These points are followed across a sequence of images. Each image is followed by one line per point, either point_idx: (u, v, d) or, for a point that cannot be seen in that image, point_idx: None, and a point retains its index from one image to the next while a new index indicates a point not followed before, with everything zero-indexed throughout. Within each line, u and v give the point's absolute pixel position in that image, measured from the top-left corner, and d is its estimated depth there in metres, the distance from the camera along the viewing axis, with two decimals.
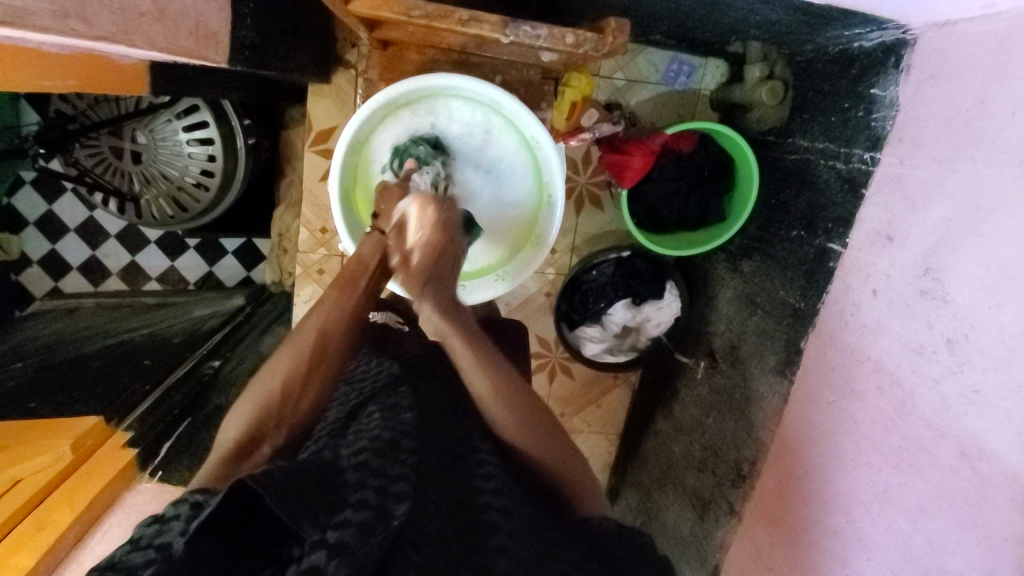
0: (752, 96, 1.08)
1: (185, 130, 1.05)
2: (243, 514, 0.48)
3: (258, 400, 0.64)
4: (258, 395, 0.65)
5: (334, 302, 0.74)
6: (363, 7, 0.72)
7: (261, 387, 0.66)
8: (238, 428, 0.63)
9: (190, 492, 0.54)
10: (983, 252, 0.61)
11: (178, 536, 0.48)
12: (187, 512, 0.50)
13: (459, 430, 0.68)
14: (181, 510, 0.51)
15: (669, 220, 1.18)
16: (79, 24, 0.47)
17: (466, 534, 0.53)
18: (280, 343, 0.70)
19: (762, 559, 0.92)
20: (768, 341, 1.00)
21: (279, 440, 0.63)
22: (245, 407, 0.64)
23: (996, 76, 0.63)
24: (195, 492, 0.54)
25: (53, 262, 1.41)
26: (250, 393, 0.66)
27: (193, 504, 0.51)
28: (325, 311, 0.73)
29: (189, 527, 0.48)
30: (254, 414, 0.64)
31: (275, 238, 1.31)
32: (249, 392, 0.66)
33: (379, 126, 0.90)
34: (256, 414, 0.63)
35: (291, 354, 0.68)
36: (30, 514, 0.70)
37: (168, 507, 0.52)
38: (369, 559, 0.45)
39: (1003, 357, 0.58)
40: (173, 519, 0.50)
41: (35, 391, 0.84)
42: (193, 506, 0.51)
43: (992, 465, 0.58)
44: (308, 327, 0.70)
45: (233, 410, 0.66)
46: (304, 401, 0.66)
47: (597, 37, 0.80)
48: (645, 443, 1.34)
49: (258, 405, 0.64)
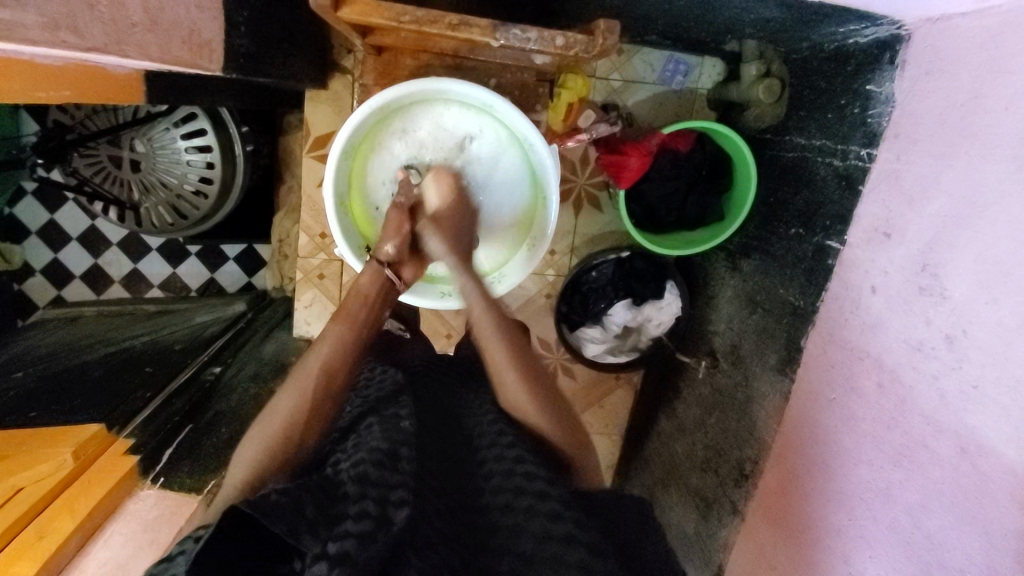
0: (749, 94, 1.10)
1: (183, 138, 1.06)
2: (245, 526, 0.48)
3: (265, 436, 0.64)
4: (267, 432, 0.64)
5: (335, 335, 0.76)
6: (352, 13, 0.72)
7: (265, 425, 0.65)
8: (245, 469, 0.61)
9: (196, 528, 0.52)
10: (980, 247, 0.61)
11: (182, 565, 0.46)
12: (192, 544, 0.48)
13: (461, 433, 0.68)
14: (186, 545, 0.49)
15: (667, 220, 1.18)
16: (70, 36, 0.48)
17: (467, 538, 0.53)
18: (285, 385, 0.70)
19: (766, 559, 0.91)
20: (769, 339, 0.99)
21: (288, 473, 0.61)
22: (252, 445, 0.63)
23: (990, 71, 0.62)
24: (200, 528, 0.52)
25: (56, 271, 1.42)
26: (257, 432, 0.65)
27: (196, 538, 0.49)
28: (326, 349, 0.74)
29: (194, 554, 0.47)
30: (261, 449, 0.63)
31: (275, 243, 1.32)
32: (254, 434, 0.65)
33: (373, 131, 0.90)
34: (262, 450, 0.62)
35: (295, 393, 0.68)
36: (32, 522, 0.70)
37: (173, 546, 0.50)
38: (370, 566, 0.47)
39: (1001, 353, 0.58)
40: (180, 554, 0.48)
41: (37, 400, 0.84)
42: (197, 539, 0.49)
43: (991, 461, 0.58)
44: (311, 364, 0.72)
45: (240, 451, 0.65)
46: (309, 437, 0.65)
47: (588, 38, 0.80)
48: (649, 443, 1.34)
49: (263, 444, 0.63)
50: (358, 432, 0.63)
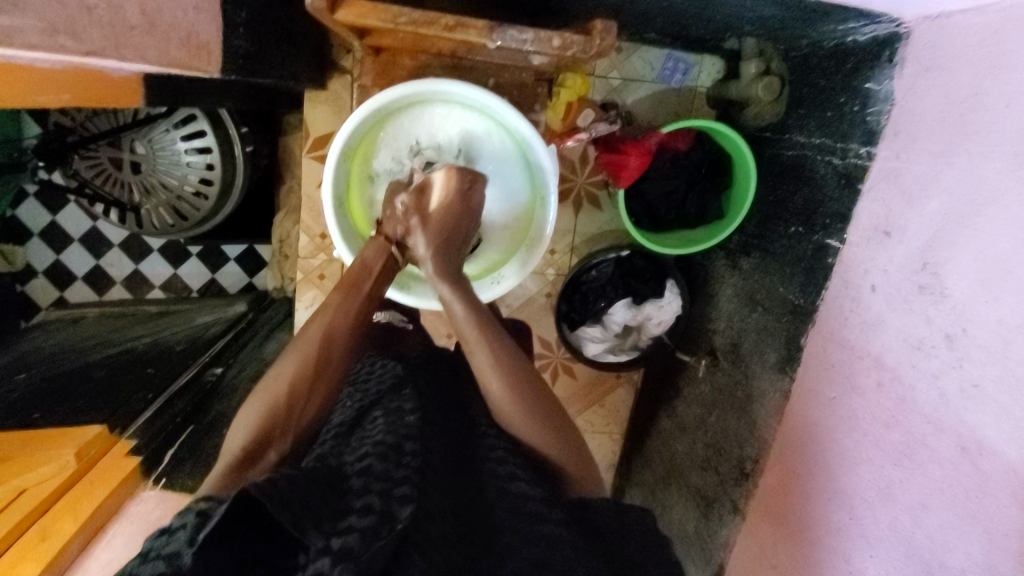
0: (748, 93, 1.08)
1: (183, 140, 1.06)
2: (252, 520, 0.46)
3: (265, 399, 0.64)
4: (274, 388, 0.64)
5: (338, 308, 0.73)
6: (349, 15, 0.72)
7: (271, 387, 0.65)
8: (244, 435, 0.62)
9: (196, 500, 0.52)
10: (979, 245, 0.61)
11: (186, 546, 0.46)
12: (193, 520, 0.49)
13: (462, 427, 0.69)
14: (187, 520, 0.49)
15: (668, 219, 1.18)
16: (68, 40, 0.48)
17: (468, 538, 0.53)
18: (291, 342, 0.70)
19: (766, 558, 0.92)
20: (768, 338, 0.99)
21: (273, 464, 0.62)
22: (252, 407, 0.63)
23: (989, 68, 0.62)
24: (202, 499, 0.52)
25: (58, 272, 1.43)
26: (260, 392, 0.65)
27: (198, 514, 0.49)
28: (330, 314, 0.73)
29: (197, 537, 0.46)
30: (260, 413, 0.63)
31: (276, 244, 1.32)
32: (257, 393, 0.66)
33: (370, 133, 0.90)
34: (261, 413, 0.62)
35: (298, 356, 0.67)
36: (34, 524, 0.71)
37: (173, 518, 0.50)
38: (375, 563, 0.45)
39: (1001, 351, 0.58)
40: (181, 528, 0.48)
41: (41, 400, 0.85)
42: (199, 515, 0.49)
43: (991, 460, 0.58)
44: (313, 329, 0.70)
45: (243, 408, 0.65)
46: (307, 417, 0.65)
47: (584, 39, 0.80)
48: (649, 442, 1.34)
49: (262, 408, 0.63)
50: (364, 426, 0.63)
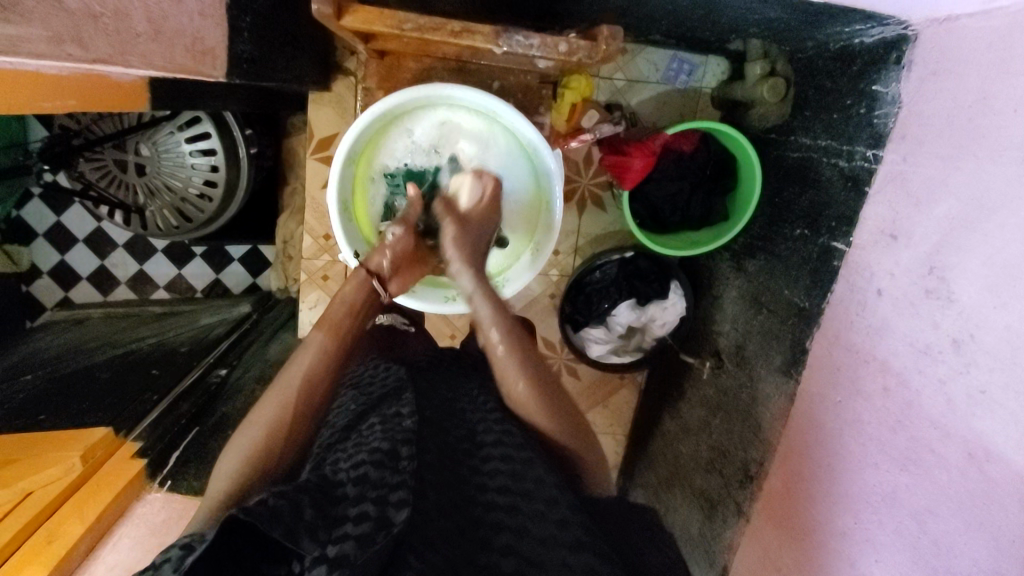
0: (754, 94, 1.08)
1: (187, 142, 1.06)
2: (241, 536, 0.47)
3: (249, 439, 0.64)
4: (256, 424, 0.65)
5: (318, 346, 0.75)
6: (355, 21, 0.73)
7: (250, 429, 0.65)
8: (227, 481, 0.61)
9: (179, 538, 0.51)
10: (988, 250, 0.61)
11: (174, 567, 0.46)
12: (178, 553, 0.47)
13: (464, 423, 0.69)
14: (171, 553, 0.47)
15: (671, 221, 1.17)
16: (75, 48, 0.48)
17: (471, 533, 0.53)
18: (269, 388, 0.70)
19: (770, 560, 0.92)
20: (773, 341, 0.99)
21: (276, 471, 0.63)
22: (234, 454, 0.63)
23: (998, 72, 0.62)
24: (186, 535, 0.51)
25: (63, 272, 1.43)
26: (236, 439, 0.65)
27: (182, 547, 0.48)
28: (312, 355, 0.74)
29: (183, 563, 0.45)
30: (246, 451, 0.63)
31: (279, 245, 1.32)
32: (239, 435, 0.65)
33: (376, 137, 0.90)
34: (249, 453, 0.63)
35: (279, 395, 0.68)
36: (40, 527, 0.71)
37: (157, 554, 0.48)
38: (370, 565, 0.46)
39: (1009, 358, 0.57)
40: (167, 562, 0.46)
41: (47, 403, 0.85)
42: (183, 548, 0.48)
43: (999, 467, 0.58)
44: (295, 372, 0.71)
45: (223, 455, 0.64)
46: (295, 440, 0.66)
47: (590, 44, 0.80)
48: (653, 443, 1.34)
49: (251, 446, 0.63)
50: (359, 432, 0.62)
